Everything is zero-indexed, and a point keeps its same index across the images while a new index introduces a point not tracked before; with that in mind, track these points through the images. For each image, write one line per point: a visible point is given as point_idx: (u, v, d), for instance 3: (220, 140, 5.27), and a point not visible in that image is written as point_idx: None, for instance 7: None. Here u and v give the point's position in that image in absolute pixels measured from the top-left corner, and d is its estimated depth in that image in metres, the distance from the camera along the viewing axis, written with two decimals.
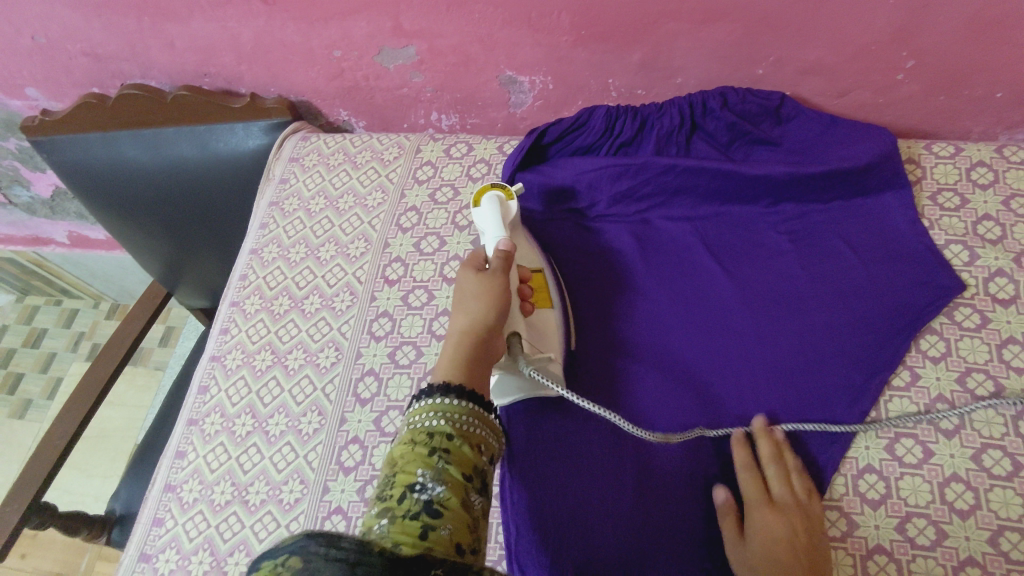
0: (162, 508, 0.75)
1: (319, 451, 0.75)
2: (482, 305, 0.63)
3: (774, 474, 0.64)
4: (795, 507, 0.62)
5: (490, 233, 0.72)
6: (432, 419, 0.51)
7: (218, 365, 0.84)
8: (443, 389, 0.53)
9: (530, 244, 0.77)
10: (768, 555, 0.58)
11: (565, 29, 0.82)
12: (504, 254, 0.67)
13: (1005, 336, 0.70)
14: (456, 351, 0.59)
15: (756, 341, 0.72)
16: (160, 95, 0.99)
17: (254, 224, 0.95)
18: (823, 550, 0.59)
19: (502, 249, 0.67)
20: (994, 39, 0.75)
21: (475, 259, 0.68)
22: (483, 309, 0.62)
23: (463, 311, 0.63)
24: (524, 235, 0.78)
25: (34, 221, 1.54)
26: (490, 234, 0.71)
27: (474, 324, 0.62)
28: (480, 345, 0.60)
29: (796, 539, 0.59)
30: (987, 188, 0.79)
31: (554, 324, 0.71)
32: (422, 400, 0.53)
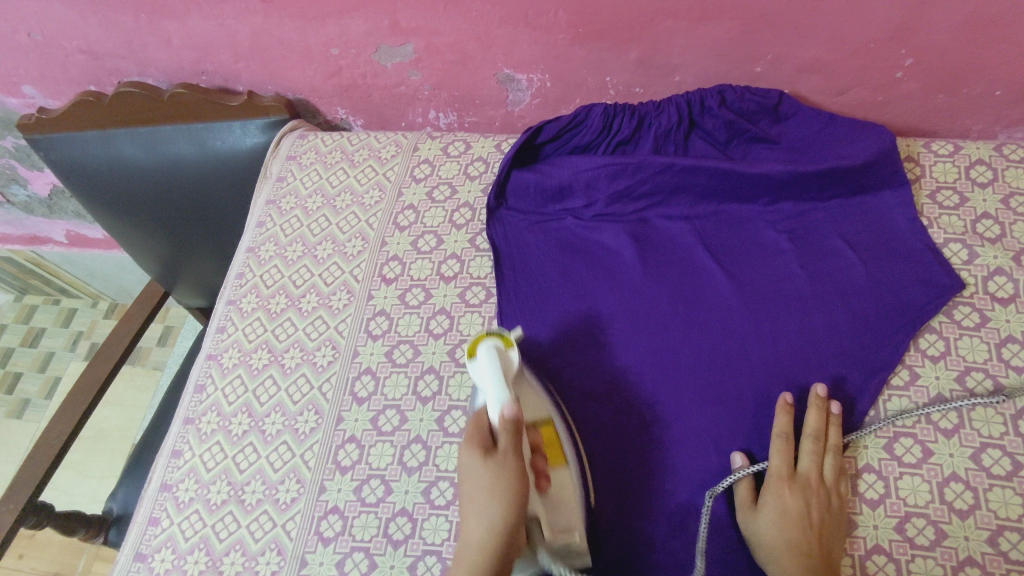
0: (158, 507, 0.75)
1: (315, 450, 0.74)
2: (501, 509, 0.57)
3: (807, 447, 0.65)
4: (818, 484, 0.63)
5: (490, 395, 0.62)
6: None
7: (214, 363, 0.84)
8: None
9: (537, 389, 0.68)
10: (779, 533, 0.61)
11: (563, 26, 0.82)
12: (513, 427, 0.60)
13: (1004, 335, 0.70)
14: (473, 557, 0.56)
15: (754, 340, 0.72)
16: (156, 92, 0.98)
17: (251, 222, 0.95)
18: (836, 526, 0.62)
19: (511, 418, 0.60)
20: (993, 37, 0.74)
21: (479, 438, 0.61)
22: (502, 513, 0.57)
23: (476, 516, 0.58)
24: (532, 382, 0.69)
25: (31, 220, 1.54)
26: (491, 392, 0.62)
27: (492, 532, 0.57)
28: (499, 558, 0.56)
29: (811, 517, 0.62)
30: (986, 186, 0.79)
31: (572, 486, 0.64)
32: None
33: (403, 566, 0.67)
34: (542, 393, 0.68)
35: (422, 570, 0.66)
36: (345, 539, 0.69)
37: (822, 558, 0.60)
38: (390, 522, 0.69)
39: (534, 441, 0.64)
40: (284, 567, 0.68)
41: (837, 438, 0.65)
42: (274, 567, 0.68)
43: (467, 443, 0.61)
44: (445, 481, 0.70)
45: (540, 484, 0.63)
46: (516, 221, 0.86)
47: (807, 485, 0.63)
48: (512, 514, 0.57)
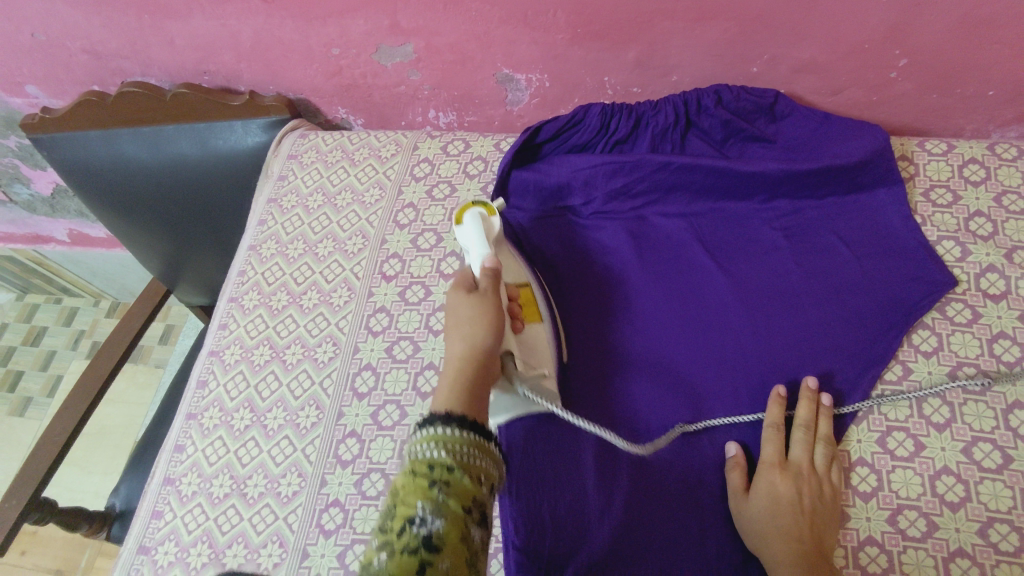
0: (162, 501, 0.76)
1: (316, 444, 0.75)
2: (480, 330, 0.58)
3: (798, 437, 0.66)
4: (809, 472, 0.64)
5: (478, 252, 0.71)
6: (434, 452, 0.46)
7: (217, 360, 0.85)
8: (451, 418, 0.49)
9: (517, 264, 0.76)
10: (771, 519, 0.62)
11: (561, 27, 0.83)
12: (495, 273, 0.64)
13: (995, 331, 0.71)
14: (455, 373, 0.55)
15: (750, 337, 0.73)
16: (160, 92, 0.99)
17: (252, 221, 0.96)
18: (828, 514, 0.62)
19: (492, 263, 0.65)
20: (985, 37, 0.75)
21: (465, 277, 0.65)
22: (482, 334, 0.58)
23: (457, 333, 0.59)
24: (510, 251, 0.77)
25: (34, 219, 1.55)
26: (477, 251, 0.71)
27: (471, 348, 0.57)
28: (479, 372, 0.56)
29: (801, 503, 0.62)
30: (978, 184, 0.80)
31: (545, 341, 0.70)
32: (427, 430, 0.48)
33: None
34: (520, 263, 0.77)
35: None
36: (346, 531, 0.70)
37: (815, 544, 0.60)
38: None
39: (512, 295, 0.71)
40: (285, 559, 0.69)
41: (827, 428, 0.66)
42: (276, 559, 0.69)
43: (451, 286, 0.64)
44: None
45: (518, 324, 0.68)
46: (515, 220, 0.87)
47: (798, 473, 0.64)
48: (493, 331, 0.59)
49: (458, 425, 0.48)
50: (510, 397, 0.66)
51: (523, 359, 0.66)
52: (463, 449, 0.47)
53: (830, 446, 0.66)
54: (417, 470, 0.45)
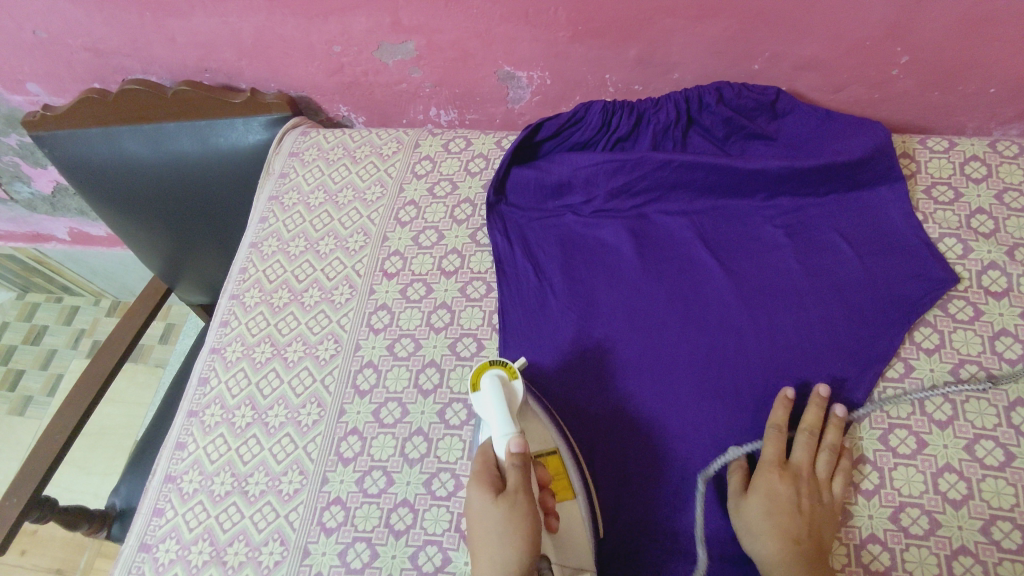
0: (163, 498, 0.76)
1: (318, 441, 0.75)
2: (513, 551, 0.56)
3: (800, 441, 0.67)
4: (809, 475, 0.64)
5: (496, 428, 0.63)
6: None
7: (218, 357, 0.84)
8: None
9: (543, 426, 0.68)
10: (767, 520, 0.62)
11: (563, 24, 0.83)
12: (519, 461, 0.60)
13: (998, 328, 0.71)
14: None
15: (752, 334, 0.73)
16: (161, 90, 1.00)
17: (253, 218, 0.96)
18: (825, 517, 0.63)
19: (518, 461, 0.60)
20: (987, 34, 0.75)
21: (488, 476, 0.61)
22: (515, 556, 0.56)
23: (487, 557, 0.57)
24: (539, 412, 0.69)
25: (34, 218, 1.55)
26: (497, 425, 0.63)
27: (505, 574, 0.56)
28: None
29: (799, 505, 0.63)
30: (980, 182, 0.79)
31: (581, 518, 0.65)
32: None
33: (404, 556, 0.68)
34: (546, 421, 0.69)
35: (424, 559, 0.67)
36: (347, 529, 0.70)
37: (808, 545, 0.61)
38: (391, 513, 0.70)
39: (541, 477, 0.64)
40: (287, 557, 0.69)
41: (833, 436, 0.66)
42: (278, 557, 0.69)
43: (477, 483, 0.60)
44: (446, 472, 0.71)
45: (551, 520, 0.63)
46: (516, 217, 0.87)
47: (798, 475, 0.65)
48: (526, 550, 0.56)
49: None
50: None
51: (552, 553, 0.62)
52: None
53: (834, 453, 0.66)
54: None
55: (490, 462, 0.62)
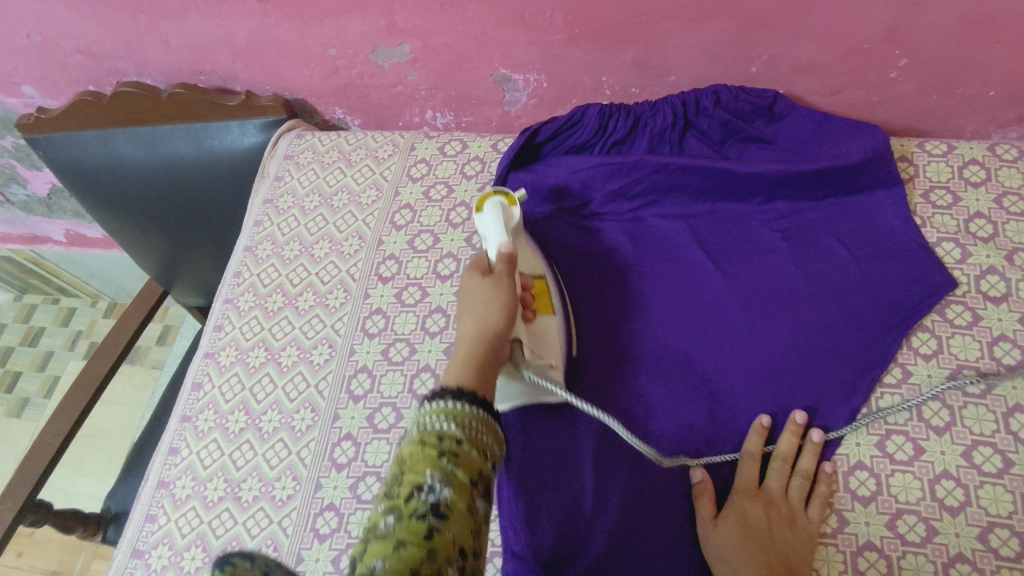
0: (155, 504, 0.75)
1: (311, 447, 0.75)
2: (492, 312, 0.59)
3: (775, 468, 0.66)
4: (782, 502, 0.64)
5: (493, 238, 0.69)
6: (445, 422, 0.45)
7: (212, 361, 0.84)
8: (454, 392, 0.48)
9: (534, 254, 0.75)
10: (740, 542, 0.61)
11: (559, 26, 0.83)
12: (509, 257, 0.64)
13: (996, 333, 0.70)
14: (467, 351, 0.55)
15: (749, 339, 0.72)
16: (155, 92, 0.98)
17: (248, 221, 0.95)
18: (799, 543, 0.61)
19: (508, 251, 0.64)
20: (985, 37, 0.75)
21: (479, 262, 0.65)
22: (493, 314, 0.59)
23: (469, 315, 0.60)
24: (530, 245, 0.76)
25: (30, 220, 1.54)
26: (492, 240, 0.69)
27: (481, 328, 0.58)
28: (492, 348, 0.57)
29: (772, 532, 0.61)
30: (979, 186, 0.79)
31: (555, 331, 0.70)
32: (438, 401, 0.47)
33: None
34: (538, 258, 0.76)
35: None
36: (341, 535, 0.69)
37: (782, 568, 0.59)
38: None
39: (526, 284, 0.71)
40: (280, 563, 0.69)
41: (808, 463, 0.66)
42: None
43: (469, 268, 0.64)
44: None
45: (529, 313, 0.68)
46: None
47: (771, 502, 0.64)
48: (504, 312, 0.59)
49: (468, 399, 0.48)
50: (516, 378, 0.67)
51: (530, 346, 0.66)
52: (472, 422, 0.46)
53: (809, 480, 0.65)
54: (425, 441, 0.44)
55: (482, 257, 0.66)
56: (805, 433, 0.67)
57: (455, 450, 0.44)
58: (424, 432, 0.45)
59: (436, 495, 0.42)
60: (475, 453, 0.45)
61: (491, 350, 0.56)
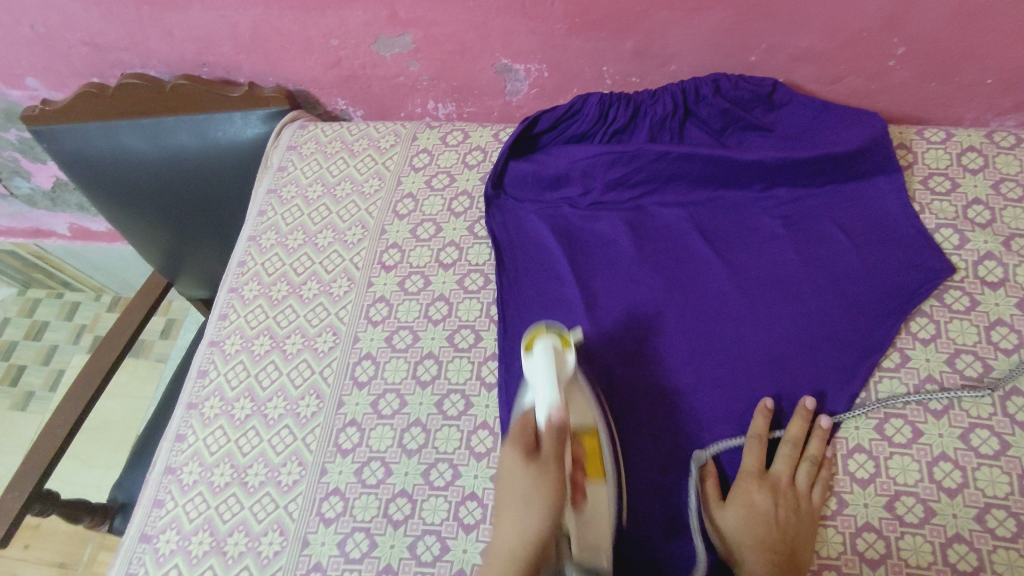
0: (163, 490, 0.76)
1: (317, 433, 0.76)
2: (537, 517, 0.55)
3: (782, 452, 0.67)
4: (788, 487, 0.65)
5: (540, 393, 0.61)
6: None
7: (217, 349, 0.85)
8: None
9: (586, 402, 0.67)
10: (745, 529, 0.63)
11: (560, 16, 0.83)
12: (559, 432, 0.58)
13: (993, 318, 0.71)
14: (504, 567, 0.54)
15: (748, 324, 0.73)
16: (159, 84, 1.00)
17: (252, 211, 0.96)
18: (804, 526, 0.63)
19: (559, 423, 0.59)
20: (983, 24, 0.75)
21: (525, 437, 0.59)
22: (538, 522, 0.55)
23: (509, 517, 0.56)
24: (582, 388, 0.68)
25: (35, 213, 1.55)
26: (542, 389, 0.61)
27: (524, 535, 0.55)
28: (533, 556, 0.55)
29: (778, 517, 0.63)
30: (977, 172, 0.80)
31: (607, 490, 0.63)
32: None
33: (403, 545, 0.68)
34: (589, 403, 0.67)
35: (422, 548, 0.68)
36: (346, 519, 0.70)
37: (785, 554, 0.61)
38: (390, 503, 0.70)
39: (577, 445, 0.63)
40: (286, 547, 0.70)
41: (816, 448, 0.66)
42: (277, 547, 0.70)
43: (512, 442, 0.59)
44: (444, 463, 0.72)
45: (576, 497, 0.61)
46: (514, 209, 0.87)
47: (777, 487, 0.65)
48: (550, 517, 0.55)
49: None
50: None
51: (578, 535, 0.61)
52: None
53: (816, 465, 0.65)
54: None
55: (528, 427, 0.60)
56: (815, 418, 0.68)
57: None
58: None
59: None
60: None
61: (537, 562, 0.55)
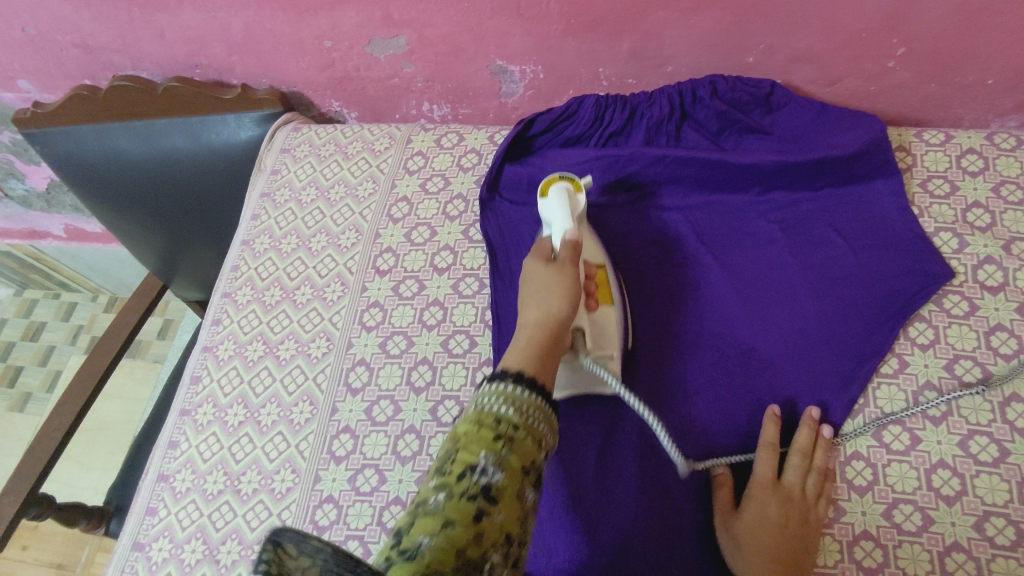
0: (156, 497, 0.76)
1: (310, 440, 0.75)
2: (558, 300, 0.59)
3: (793, 461, 0.64)
4: (800, 498, 0.62)
5: (557, 226, 0.69)
6: (501, 406, 0.47)
7: (210, 355, 0.84)
8: (511, 375, 0.49)
9: (595, 243, 0.75)
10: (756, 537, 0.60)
11: (555, 17, 0.82)
12: (572, 239, 0.65)
13: (993, 323, 0.70)
14: (526, 335, 0.56)
15: (745, 331, 0.72)
16: (151, 86, 0.98)
17: (246, 215, 0.95)
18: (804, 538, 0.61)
19: (572, 237, 0.65)
20: (984, 24, 0.74)
21: (544, 250, 0.66)
22: (559, 303, 0.59)
23: (532, 302, 0.60)
24: (590, 231, 0.76)
25: (30, 214, 1.54)
26: (557, 223, 0.69)
27: (548, 314, 0.58)
28: (552, 334, 0.57)
29: (789, 530, 0.61)
30: (976, 175, 0.79)
31: (614, 321, 0.70)
32: (498, 384, 0.48)
33: None
34: (597, 257, 0.73)
35: None
36: (340, 527, 0.70)
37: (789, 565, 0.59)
38: (384, 511, 0.70)
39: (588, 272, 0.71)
40: None
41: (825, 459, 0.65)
42: None
43: (531, 254, 0.66)
44: None
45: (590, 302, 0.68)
46: (509, 213, 0.86)
47: (789, 498, 0.62)
48: (568, 304, 0.59)
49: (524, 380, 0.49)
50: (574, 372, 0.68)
51: (591, 337, 0.67)
52: (531, 408, 0.48)
53: (825, 476, 0.64)
54: (483, 422, 0.45)
55: (544, 247, 0.67)
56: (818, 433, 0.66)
57: (513, 436, 0.45)
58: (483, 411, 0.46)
59: (491, 469, 0.43)
60: (529, 443, 0.46)
61: (553, 338, 0.56)
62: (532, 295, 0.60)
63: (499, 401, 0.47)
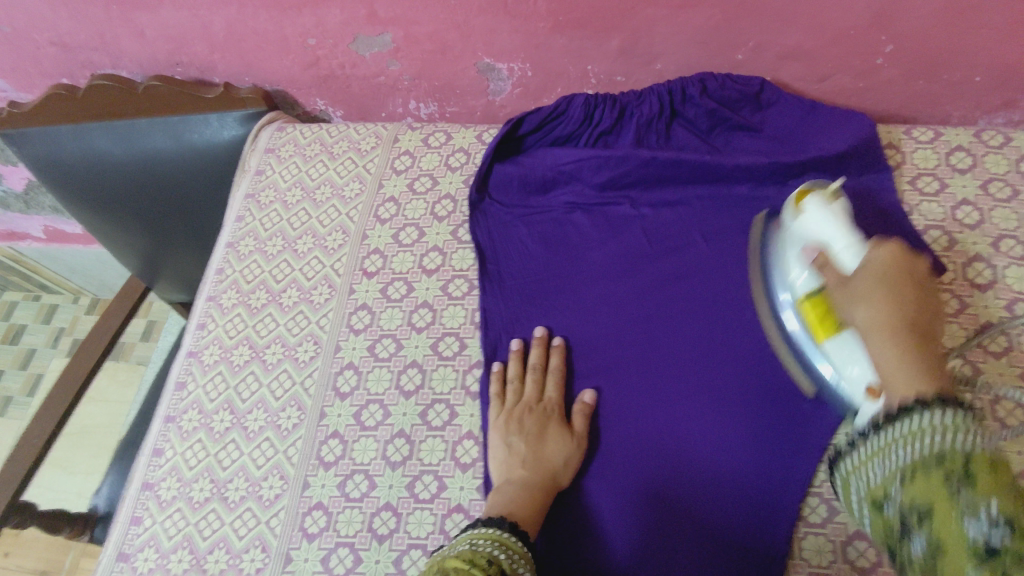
0: (141, 506, 0.74)
1: (298, 445, 0.74)
2: (888, 298, 0.49)
3: (883, 273, 0.51)
4: (911, 282, 0.50)
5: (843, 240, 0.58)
6: (496, 550, 0.54)
7: (195, 360, 0.83)
8: (497, 523, 0.58)
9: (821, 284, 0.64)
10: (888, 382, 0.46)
11: (543, 15, 0.81)
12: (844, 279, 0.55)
13: (983, 321, 0.70)
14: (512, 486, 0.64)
15: (739, 333, 0.71)
16: (131, 85, 0.97)
17: (230, 216, 0.94)
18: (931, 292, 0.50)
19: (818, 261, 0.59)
20: (971, 22, 0.74)
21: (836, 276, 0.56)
22: (892, 307, 0.48)
23: (861, 304, 0.50)
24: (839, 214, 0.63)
25: (8, 215, 1.51)
26: (841, 235, 0.59)
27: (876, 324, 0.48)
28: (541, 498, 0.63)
29: (905, 304, 0.48)
30: (965, 172, 0.79)
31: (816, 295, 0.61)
32: (485, 531, 0.57)
33: (388, 560, 0.66)
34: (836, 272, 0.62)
35: (408, 564, 0.66)
36: (329, 534, 0.69)
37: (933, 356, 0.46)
38: (374, 517, 0.69)
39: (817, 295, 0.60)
40: (268, 564, 0.68)
41: (887, 251, 0.52)
42: (259, 564, 0.68)
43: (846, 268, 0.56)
44: (429, 475, 0.70)
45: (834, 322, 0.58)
46: (498, 214, 0.85)
47: (907, 272, 0.51)
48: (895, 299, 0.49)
49: (506, 529, 0.57)
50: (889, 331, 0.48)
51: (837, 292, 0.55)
52: (518, 559, 0.55)
53: (903, 269, 0.51)
54: (477, 561, 0.52)
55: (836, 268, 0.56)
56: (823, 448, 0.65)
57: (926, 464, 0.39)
58: (475, 553, 0.53)
59: None
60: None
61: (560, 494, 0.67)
62: (541, 448, 0.66)
63: (924, 436, 0.40)
